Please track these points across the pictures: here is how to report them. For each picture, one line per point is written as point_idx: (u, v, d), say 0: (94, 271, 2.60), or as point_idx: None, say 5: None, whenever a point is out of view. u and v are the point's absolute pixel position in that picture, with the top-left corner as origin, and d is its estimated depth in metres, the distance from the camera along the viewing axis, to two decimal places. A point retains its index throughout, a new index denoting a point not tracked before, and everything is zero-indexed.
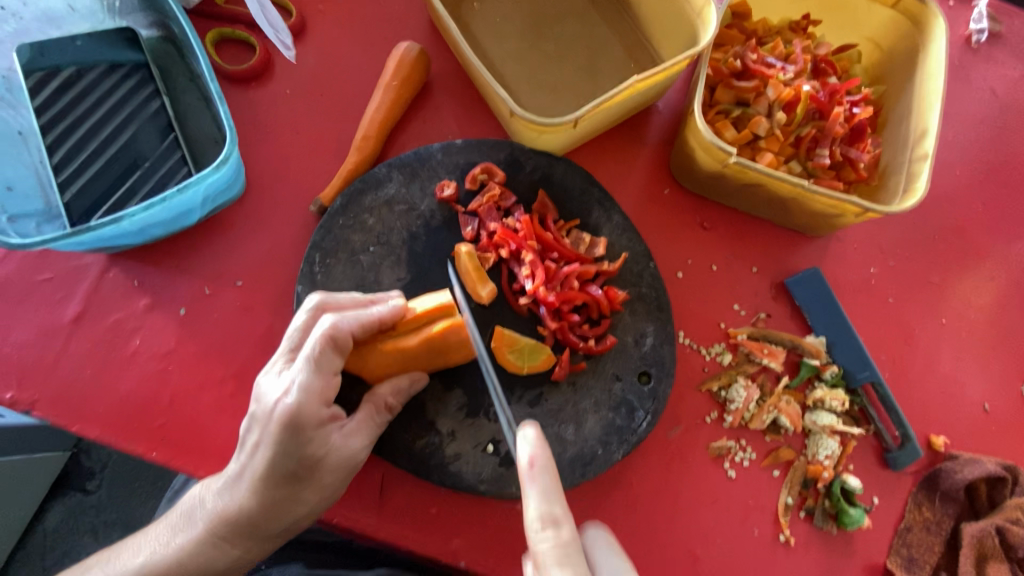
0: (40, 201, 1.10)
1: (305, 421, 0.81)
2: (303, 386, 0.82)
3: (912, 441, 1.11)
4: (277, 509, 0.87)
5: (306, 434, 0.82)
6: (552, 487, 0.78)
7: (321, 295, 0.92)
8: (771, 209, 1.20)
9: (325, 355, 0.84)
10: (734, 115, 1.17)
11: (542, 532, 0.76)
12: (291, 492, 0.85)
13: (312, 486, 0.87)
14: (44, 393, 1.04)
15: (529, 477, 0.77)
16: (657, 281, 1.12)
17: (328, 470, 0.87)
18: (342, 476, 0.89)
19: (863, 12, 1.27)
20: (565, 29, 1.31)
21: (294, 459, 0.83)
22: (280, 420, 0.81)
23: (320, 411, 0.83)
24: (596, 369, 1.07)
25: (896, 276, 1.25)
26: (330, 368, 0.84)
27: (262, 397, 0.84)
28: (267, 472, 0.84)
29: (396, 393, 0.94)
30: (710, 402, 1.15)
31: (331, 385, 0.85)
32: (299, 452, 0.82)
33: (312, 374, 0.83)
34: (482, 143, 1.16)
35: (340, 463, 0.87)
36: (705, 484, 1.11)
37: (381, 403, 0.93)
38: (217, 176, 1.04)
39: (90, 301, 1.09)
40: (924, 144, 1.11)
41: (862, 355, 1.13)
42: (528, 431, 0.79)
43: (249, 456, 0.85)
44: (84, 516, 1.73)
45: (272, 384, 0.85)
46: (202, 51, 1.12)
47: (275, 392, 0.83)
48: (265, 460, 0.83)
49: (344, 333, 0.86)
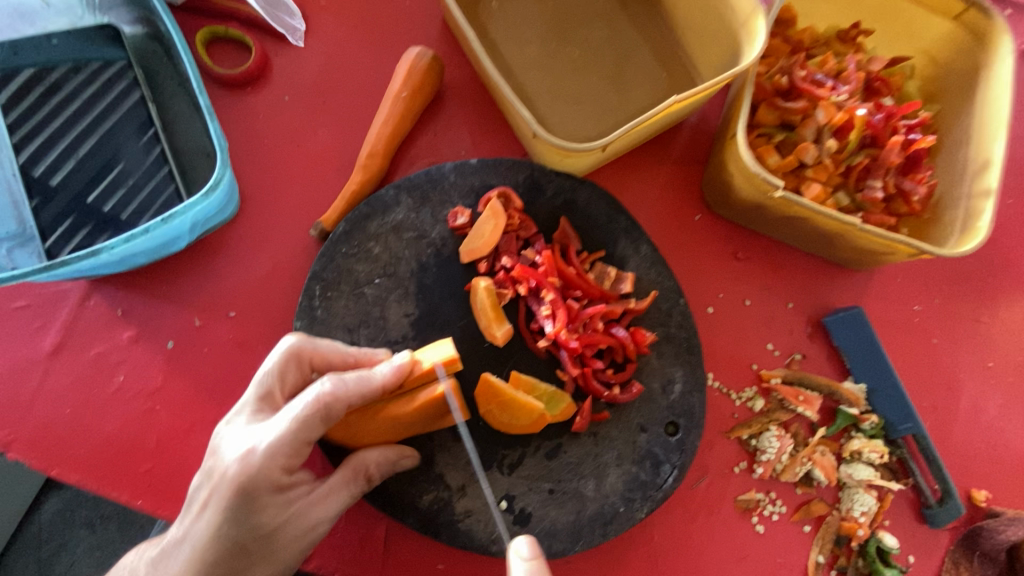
0: (13, 221, 0.99)
1: (261, 487, 0.73)
2: (268, 448, 0.73)
3: (954, 498, 1.03)
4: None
5: (259, 500, 0.73)
6: None
7: (298, 339, 0.83)
8: (813, 243, 1.10)
9: (310, 423, 0.74)
10: (778, 139, 1.07)
11: None
12: (235, 571, 0.75)
13: (263, 563, 0.76)
14: (20, 432, 0.96)
15: None
16: (688, 320, 1.03)
17: (281, 546, 0.77)
18: (298, 553, 0.79)
19: (920, 22, 1.15)
20: (592, 33, 1.19)
21: (244, 528, 0.74)
22: (235, 480, 0.72)
23: (281, 474, 0.74)
24: (620, 418, 0.99)
25: (941, 314, 1.16)
26: (308, 436, 0.74)
27: (221, 451, 0.75)
28: (209, 542, 0.74)
29: (381, 464, 0.86)
30: (738, 450, 1.07)
31: (303, 451, 0.76)
32: (250, 520, 0.73)
33: (285, 440, 0.73)
34: (499, 164, 1.05)
35: (297, 535, 0.78)
36: (732, 540, 1.04)
37: (361, 471, 0.85)
38: (206, 203, 0.94)
39: (70, 331, 1.00)
40: (986, 178, 1.01)
41: (905, 405, 1.05)
42: (522, 542, 0.76)
43: (191, 522, 0.75)
44: (81, 509, 1.65)
45: (238, 434, 0.76)
46: (188, 54, 1.00)
47: (238, 449, 0.74)
48: (209, 527, 0.74)
49: (339, 404, 0.76)
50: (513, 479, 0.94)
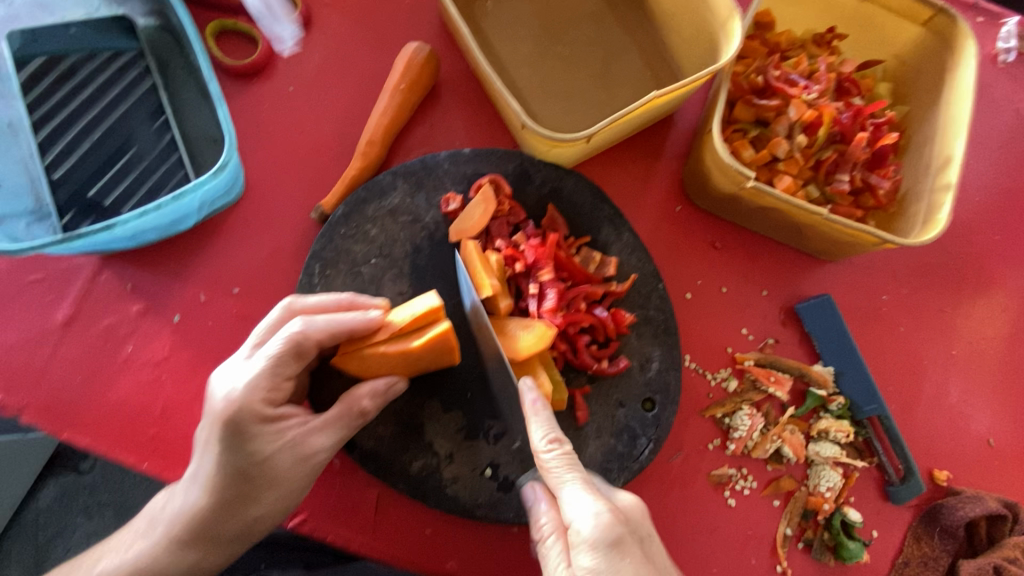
0: (30, 199, 1.05)
1: (247, 418, 0.79)
2: (248, 382, 0.79)
3: (916, 476, 1.09)
4: (230, 511, 0.83)
5: (249, 431, 0.79)
6: (554, 419, 0.87)
7: (291, 296, 0.90)
8: (785, 233, 1.16)
9: (283, 358, 0.81)
10: (752, 135, 1.13)
11: (549, 452, 0.85)
12: (244, 494, 0.82)
13: (265, 486, 0.82)
14: (33, 398, 1.02)
15: (534, 413, 0.87)
16: (665, 303, 1.09)
17: (280, 470, 0.82)
18: (298, 477, 0.84)
19: (890, 27, 1.21)
20: (581, 33, 1.26)
21: (242, 457, 0.80)
22: (222, 416, 0.78)
23: (266, 407, 0.80)
24: (600, 394, 1.05)
25: (907, 304, 1.22)
26: (283, 370, 0.81)
27: (213, 390, 0.82)
28: (215, 470, 0.81)
29: (372, 396, 0.88)
30: (713, 428, 1.13)
31: (283, 386, 0.82)
32: (246, 449, 0.79)
33: (263, 374, 0.80)
34: (490, 154, 1.12)
35: (294, 464, 0.83)
36: (704, 512, 1.09)
37: (354, 405, 0.87)
38: (214, 183, 1.01)
39: (82, 304, 1.06)
40: (947, 173, 1.07)
41: (869, 388, 1.11)
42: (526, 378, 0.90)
43: (201, 455, 0.83)
44: (78, 497, 1.71)
45: (225, 374, 0.82)
46: (201, 49, 1.07)
47: (225, 385, 0.81)
48: (214, 459, 0.81)
49: (309, 341, 0.82)
50: (497, 448, 1.00)
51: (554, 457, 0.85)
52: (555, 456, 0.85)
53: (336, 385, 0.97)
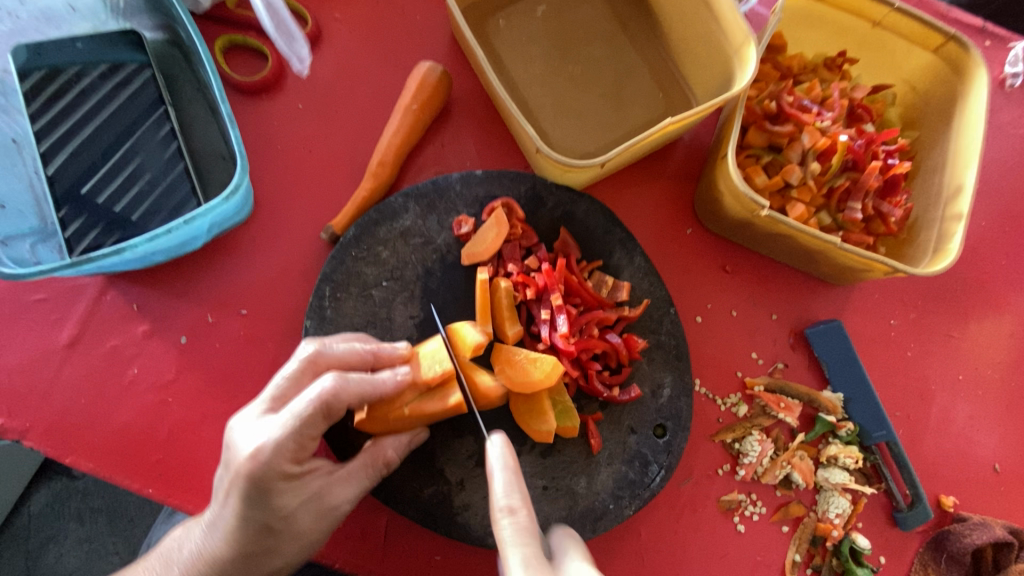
0: (35, 217, 1.04)
1: (274, 477, 0.76)
2: (275, 444, 0.75)
3: (923, 503, 1.10)
4: (249, 563, 0.82)
5: (275, 489, 0.77)
6: (517, 484, 0.80)
7: (317, 345, 0.86)
8: (796, 258, 1.16)
9: (312, 421, 0.76)
10: (765, 160, 1.13)
11: (503, 520, 0.78)
12: (266, 546, 0.81)
13: (288, 537, 0.82)
14: (35, 421, 1.00)
15: (495, 474, 0.81)
16: (677, 328, 1.09)
17: (303, 522, 0.82)
18: (320, 528, 0.84)
19: (902, 53, 1.22)
20: (593, 53, 1.26)
21: (266, 512, 0.78)
22: (246, 474, 0.75)
23: (291, 465, 0.78)
24: (612, 420, 1.05)
25: (915, 328, 1.23)
26: (311, 431, 0.77)
27: (235, 444, 0.78)
28: (237, 524, 0.79)
29: (397, 448, 0.91)
30: (723, 454, 1.13)
31: (309, 444, 0.79)
32: (271, 505, 0.78)
33: (290, 436, 0.76)
34: (503, 175, 1.11)
35: (318, 516, 0.83)
36: (714, 538, 1.09)
37: (381, 456, 0.90)
38: (226, 206, 0.99)
39: (87, 325, 1.04)
40: (958, 203, 1.07)
41: (878, 414, 1.12)
42: (496, 436, 0.84)
43: (221, 506, 0.81)
44: (70, 502, 1.68)
45: (248, 430, 0.78)
46: (212, 64, 1.05)
47: (249, 443, 0.76)
48: (236, 512, 0.79)
49: (339, 403, 0.78)
50: None
51: (506, 528, 0.77)
52: (506, 528, 0.77)
53: (346, 411, 0.96)
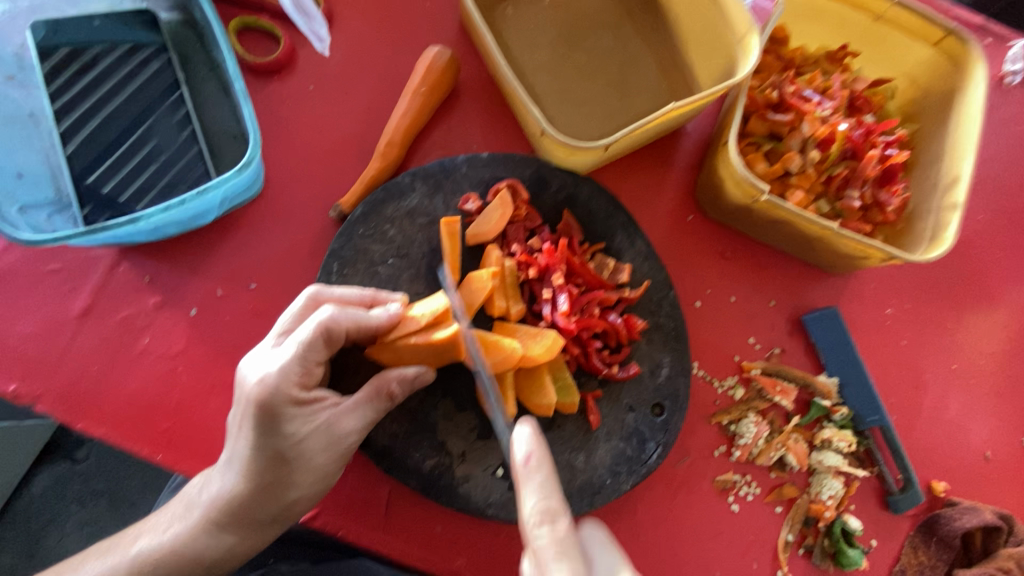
0: (51, 189, 1.06)
1: (282, 402, 0.80)
2: (281, 367, 0.80)
3: (915, 487, 1.12)
4: (266, 495, 0.84)
5: (284, 414, 0.81)
6: (550, 485, 0.78)
7: (316, 287, 0.90)
8: (795, 245, 1.18)
9: (314, 344, 0.81)
10: (766, 148, 1.15)
11: (538, 528, 0.75)
12: (280, 476, 0.83)
13: (301, 466, 0.84)
14: (48, 387, 1.02)
15: (525, 474, 0.78)
16: (676, 310, 1.11)
17: (314, 452, 0.84)
18: (332, 458, 0.86)
19: (903, 47, 1.24)
20: (599, 41, 1.28)
21: (277, 440, 0.81)
22: (257, 399, 0.79)
23: (299, 390, 0.82)
24: (612, 397, 1.07)
25: (911, 318, 1.25)
26: (314, 355, 0.82)
27: (246, 375, 0.82)
28: (252, 454, 0.82)
29: (402, 382, 0.88)
30: (719, 435, 1.15)
31: (314, 370, 0.84)
32: (282, 432, 0.81)
33: (295, 360, 0.81)
34: (508, 158, 1.13)
35: (328, 445, 0.84)
36: (708, 517, 1.11)
37: (385, 388, 0.88)
38: (238, 179, 1.02)
39: (99, 295, 1.07)
40: (954, 192, 1.09)
41: (873, 399, 1.14)
42: (524, 429, 0.81)
43: (235, 441, 0.84)
44: (72, 484, 1.71)
45: (259, 359, 0.82)
46: (226, 44, 1.08)
47: (257, 371, 0.81)
48: (248, 443, 0.82)
49: (339, 329, 0.82)
50: None
51: (543, 535, 0.75)
52: (544, 535, 0.75)
53: (351, 382, 0.98)
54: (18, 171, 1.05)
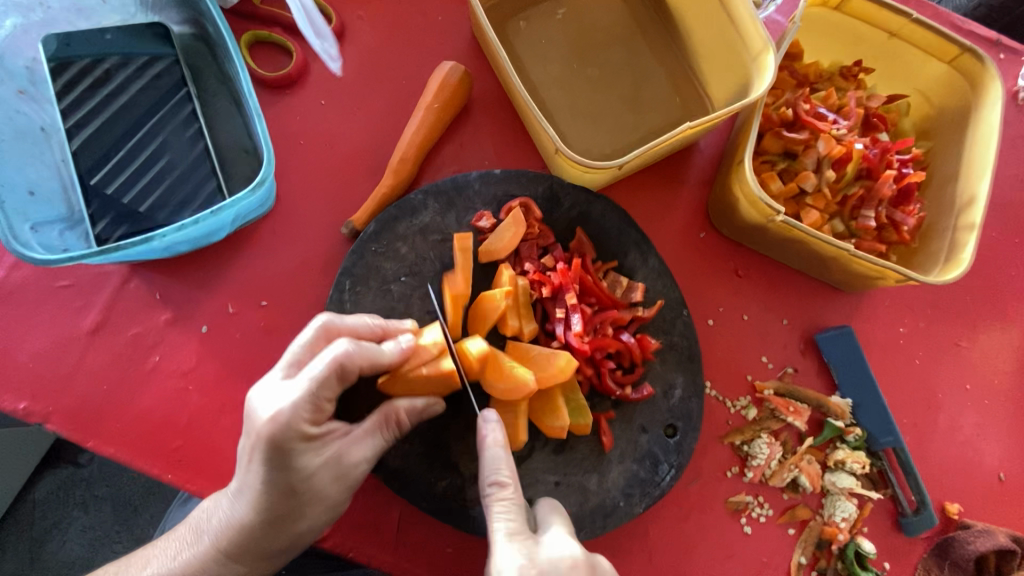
0: (63, 205, 1.05)
1: (293, 439, 0.77)
2: (293, 406, 0.76)
3: (928, 508, 1.11)
4: (276, 527, 0.83)
5: (295, 450, 0.78)
6: (505, 459, 0.87)
7: (328, 316, 0.88)
8: (808, 264, 1.18)
9: (328, 381, 0.79)
10: (780, 167, 1.14)
11: (489, 491, 0.86)
12: (292, 508, 0.82)
13: (312, 498, 0.83)
14: (58, 405, 1.02)
15: (485, 447, 0.88)
16: (690, 330, 1.10)
17: (325, 484, 0.83)
18: (342, 487, 0.85)
19: (918, 64, 1.23)
20: (611, 56, 1.27)
21: (288, 475, 0.79)
22: (267, 438, 0.76)
23: (309, 426, 0.79)
24: (624, 418, 1.06)
25: (924, 337, 1.24)
26: (328, 392, 0.80)
27: (253, 410, 0.78)
28: (261, 488, 0.80)
29: (410, 411, 0.90)
30: (731, 455, 1.14)
31: (325, 406, 0.81)
32: (292, 467, 0.79)
33: (308, 396, 0.78)
34: (521, 175, 1.12)
35: (338, 476, 0.84)
36: (720, 539, 1.11)
37: (392, 416, 0.89)
38: (251, 198, 1.01)
39: (110, 312, 1.06)
40: (970, 213, 1.08)
41: (886, 421, 1.13)
42: (490, 413, 0.90)
43: (244, 473, 0.82)
44: (75, 490, 1.71)
45: (271, 393, 0.79)
46: (240, 59, 1.07)
47: (269, 407, 0.77)
48: (258, 477, 0.80)
49: (353, 365, 0.81)
50: (521, 469, 1.01)
51: (491, 497, 0.85)
52: (491, 497, 0.85)
53: (362, 404, 0.98)
54: (30, 188, 1.04)
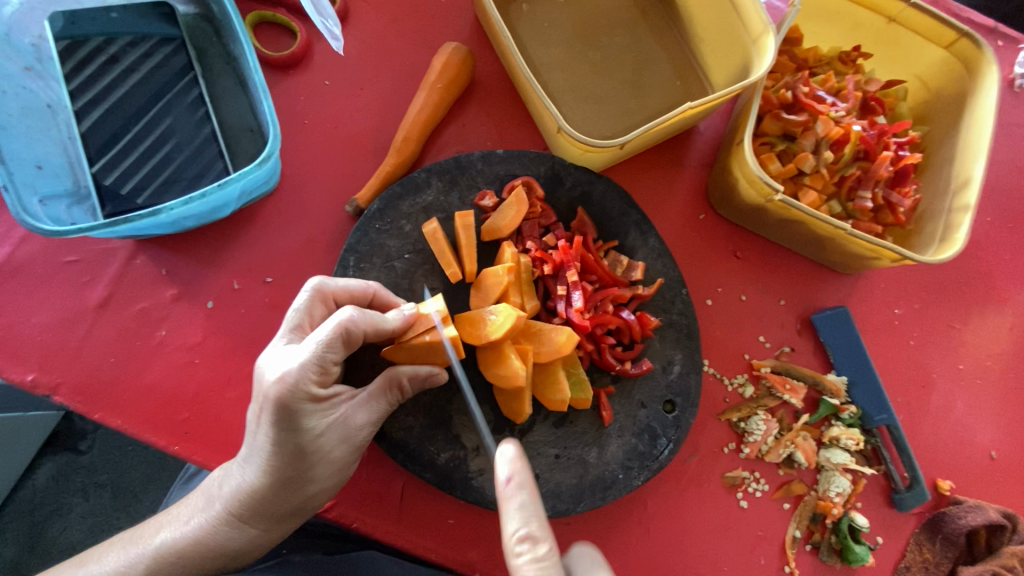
0: (69, 180, 1.06)
1: (302, 400, 0.79)
2: (299, 366, 0.78)
3: (921, 484, 1.14)
4: (287, 490, 0.85)
5: (304, 410, 0.80)
6: (531, 505, 0.79)
7: (320, 279, 0.89)
8: (805, 245, 1.20)
9: (334, 345, 0.81)
10: (779, 148, 1.16)
11: (519, 548, 0.77)
12: (301, 470, 0.84)
13: (321, 460, 0.85)
14: (66, 378, 1.03)
15: (507, 493, 0.79)
16: (689, 308, 1.12)
17: (333, 446, 0.85)
18: (349, 449, 0.87)
19: (915, 49, 1.25)
20: (613, 39, 1.28)
21: (297, 436, 0.81)
22: (276, 398, 0.78)
23: (317, 387, 0.81)
24: (624, 393, 1.08)
25: (918, 318, 1.26)
26: (334, 355, 0.81)
27: (262, 373, 0.81)
28: (271, 449, 0.82)
29: (413, 378, 0.91)
30: (728, 432, 1.16)
31: (332, 369, 0.83)
32: (302, 428, 0.81)
33: (314, 359, 0.80)
34: (524, 155, 1.13)
35: (345, 439, 0.86)
36: (716, 513, 1.13)
37: (396, 382, 0.90)
38: (257, 173, 1.02)
39: (117, 287, 1.07)
40: (965, 194, 1.10)
41: (881, 398, 1.15)
42: (506, 448, 0.81)
43: (254, 435, 0.83)
44: (75, 476, 1.72)
45: (279, 357, 0.81)
46: (246, 38, 1.08)
47: (276, 368, 0.79)
48: (268, 438, 0.82)
49: (357, 330, 0.82)
50: (522, 442, 1.03)
51: (523, 556, 0.76)
52: (523, 556, 0.76)
53: (367, 376, 0.99)
54: (37, 162, 1.05)
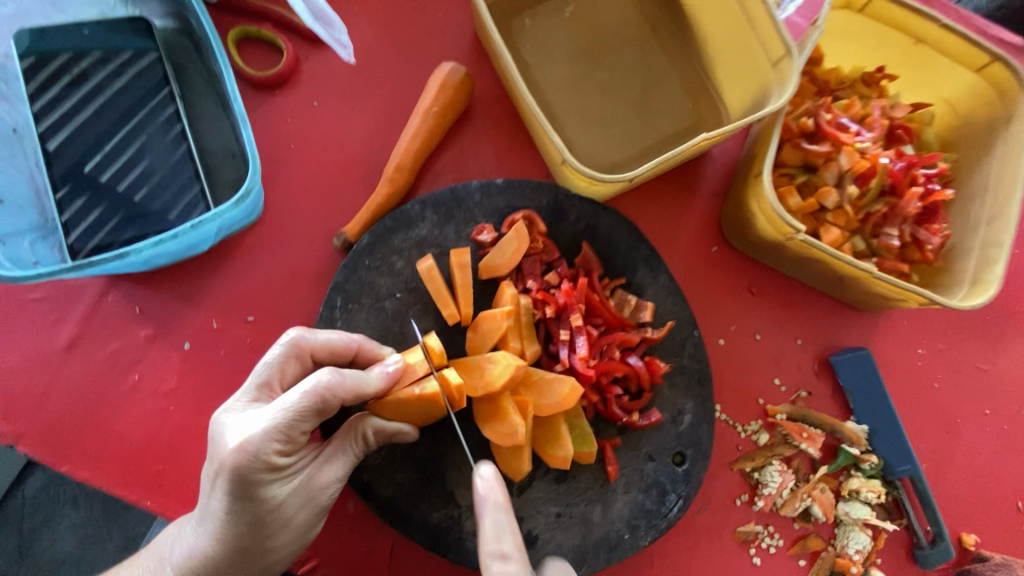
0: (35, 212, 1.00)
1: (259, 469, 0.72)
2: (261, 435, 0.71)
3: (945, 541, 1.06)
4: (243, 558, 0.78)
5: (261, 478, 0.73)
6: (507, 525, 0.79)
7: (299, 331, 0.83)
8: (826, 283, 1.12)
9: (304, 413, 0.74)
10: (799, 180, 1.09)
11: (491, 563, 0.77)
12: (258, 539, 0.77)
13: (281, 525, 0.78)
14: (31, 426, 0.96)
15: (485, 511, 0.79)
16: (700, 352, 1.04)
17: (294, 508, 0.78)
18: (313, 511, 0.81)
19: (943, 71, 1.16)
20: (620, 57, 1.20)
21: (254, 504, 0.74)
22: (232, 468, 0.70)
23: (277, 455, 0.73)
24: (630, 445, 1.01)
25: (943, 359, 1.19)
26: (301, 422, 0.74)
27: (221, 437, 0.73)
28: (225, 518, 0.75)
29: (379, 432, 0.85)
30: (741, 483, 1.09)
31: (298, 437, 0.75)
32: (260, 496, 0.74)
33: (278, 428, 0.72)
34: (524, 185, 1.05)
35: (308, 501, 0.79)
36: (727, 569, 1.06)
37: (361, 434, 0.84)
38: (234, 212, 0.95)
39: (87, 327, 1.00)
40: (999, 232, 1.02)
41: (905, 448, 1.07)
42: (487, 468, 0.81)
43: (206, 500, 0.76)
44: (64, 485, 1.61)
45: (240, 421, 0.74)
46: (225, 57, 1.00)
47: (235, 436, 0.72)
48: (222, 507, 0.74)
49: (334, 398, 0.76)
50: (521, 498, 0.96)
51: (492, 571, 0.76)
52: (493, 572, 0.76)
53: None
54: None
